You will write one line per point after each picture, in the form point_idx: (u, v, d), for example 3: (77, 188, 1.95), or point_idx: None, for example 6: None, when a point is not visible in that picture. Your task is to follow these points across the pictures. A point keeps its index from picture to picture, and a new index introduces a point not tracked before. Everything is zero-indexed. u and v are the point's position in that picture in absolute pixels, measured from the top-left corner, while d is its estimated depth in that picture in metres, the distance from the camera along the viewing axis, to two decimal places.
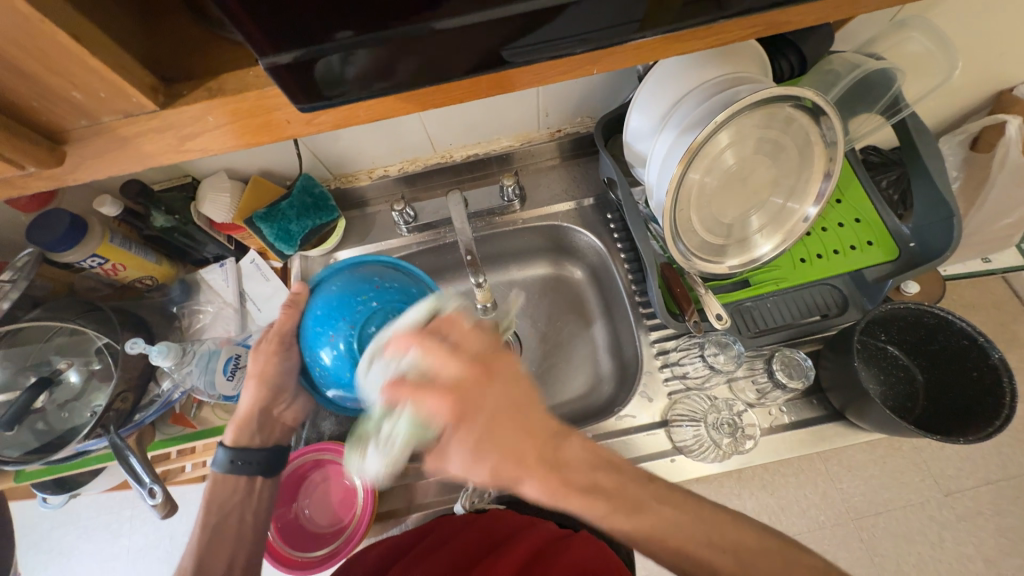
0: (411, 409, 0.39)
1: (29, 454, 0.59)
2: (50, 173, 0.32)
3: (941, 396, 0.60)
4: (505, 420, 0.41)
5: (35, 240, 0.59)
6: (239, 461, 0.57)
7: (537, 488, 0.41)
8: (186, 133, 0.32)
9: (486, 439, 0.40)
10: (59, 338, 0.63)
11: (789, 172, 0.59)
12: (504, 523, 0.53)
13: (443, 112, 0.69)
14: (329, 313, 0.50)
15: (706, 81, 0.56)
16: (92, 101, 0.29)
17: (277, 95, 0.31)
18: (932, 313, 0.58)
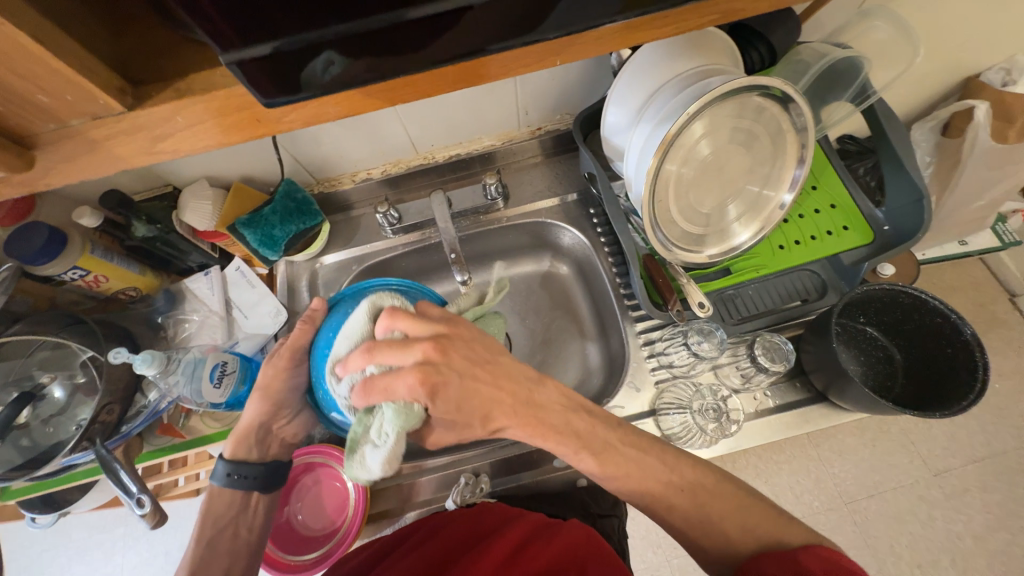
0: (389, 404, 0.41)
1: (13, 471, 0.58)
2: (21, 178, 0.32)
3: (919, 374, 0.62)
4: (478, 381, 0.47)
5: (13, 254, 0.59)
6: (236, 475, 0.57)
7: (519, 431, 0.49)
8: (157, 133, 0.32)
9: (465, 401, 0.46)
10: (41, 353, 0.63)
11: (763, 161, 0.60)
12: (493, 513, 0.53)
13: (422, 114, 0.69)
14: (339, 338, 0.46)
15: (679, 73, 0.58)
16: (59, 104, 0.29)
17: (247, 95, 0.31)
18: (907, 294, 0.59)
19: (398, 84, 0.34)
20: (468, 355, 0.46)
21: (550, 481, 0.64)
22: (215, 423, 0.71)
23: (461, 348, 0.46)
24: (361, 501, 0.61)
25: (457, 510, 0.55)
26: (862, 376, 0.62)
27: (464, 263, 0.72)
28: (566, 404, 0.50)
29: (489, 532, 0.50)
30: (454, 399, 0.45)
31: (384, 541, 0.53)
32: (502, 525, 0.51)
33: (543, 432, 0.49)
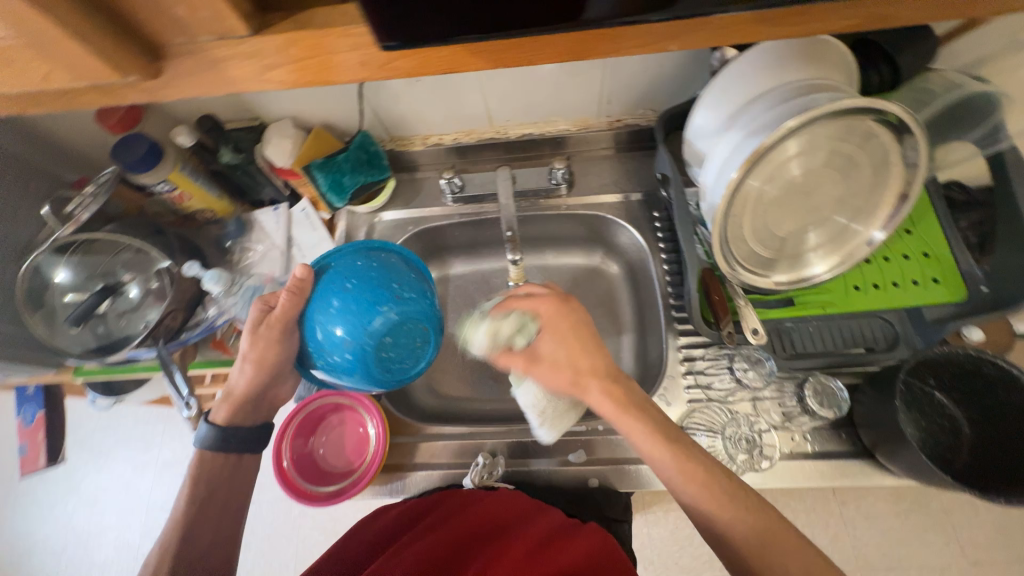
0: (517, 306, 0.55)
1: (88, 352, 0.66)
2: (147, 85, 0.35)
3: (987, 454, 0.56)
4: (583, 331, 0.54)
5: (118, 159, 0.65)
6: (228, 437, 0.60)
7: (601, 394, 0.52)
8: (269, 62, 0.33)
9: (569, 337, 0.53)
10: (125, 255, 0.69)
11: (859, 192, 0.55)
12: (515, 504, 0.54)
13: (503, 86, 0.69)
14: (357, 291, 0.52)
15: (784, 83, 0.54)
16: (192, 19, 0.31)
17: (368, 41, 0.33)
18: (994, 364, 0.54)
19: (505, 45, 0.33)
20: (578, 318, 0.54)
21: (562, 474, 0.64)
22: None
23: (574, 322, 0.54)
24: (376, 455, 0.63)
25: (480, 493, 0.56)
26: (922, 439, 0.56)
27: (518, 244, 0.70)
28: (615, 373, 0.53)
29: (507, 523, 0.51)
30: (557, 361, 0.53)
31: (404, 510, 0.57)
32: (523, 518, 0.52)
33: (625, 402, 0.51)
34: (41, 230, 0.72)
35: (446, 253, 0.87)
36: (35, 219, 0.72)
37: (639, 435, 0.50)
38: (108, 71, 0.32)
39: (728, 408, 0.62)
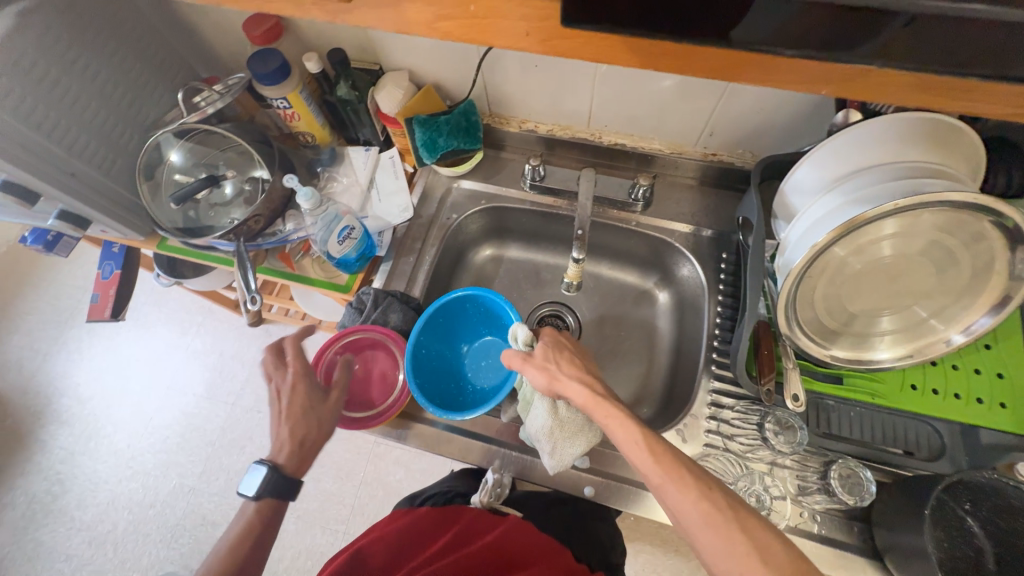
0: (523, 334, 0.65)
1: (175, 230, 0.72)
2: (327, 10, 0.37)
3: None
4: (549, 364, 0.60)
5: (253, 68, 0.70)
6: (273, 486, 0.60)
7: (583, 397, 0.56)
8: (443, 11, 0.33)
9: (542, 360, 0.60)
10: (231, 154, 0.77)
11: (949, 291, 0.53)
12: (519, 535, 0.65)
13: (614, 92, 0.70)
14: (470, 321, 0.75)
15: (902, 162, 0.52)
16: None
17: (547, 18, 0.32)
18: None
19: (667, 52, 0.33)
20: (544, 358, 0.61)
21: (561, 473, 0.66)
22: (319, 271, 0.79)
23: (548, 353, 0.62)
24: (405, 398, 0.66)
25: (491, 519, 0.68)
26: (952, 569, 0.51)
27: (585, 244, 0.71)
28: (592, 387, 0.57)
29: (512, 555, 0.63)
30: (542, 371, 0.59)
31: (421, 516, 0.68)
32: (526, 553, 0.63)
33: (602, 405, 0.55)
34: (168, 112, 0.79)
35: (506, 236, 0.89)
36: (166, 101, 0.79)
37: (612, 431, 0.53)
38: None
39: (745, 464, 0.61)
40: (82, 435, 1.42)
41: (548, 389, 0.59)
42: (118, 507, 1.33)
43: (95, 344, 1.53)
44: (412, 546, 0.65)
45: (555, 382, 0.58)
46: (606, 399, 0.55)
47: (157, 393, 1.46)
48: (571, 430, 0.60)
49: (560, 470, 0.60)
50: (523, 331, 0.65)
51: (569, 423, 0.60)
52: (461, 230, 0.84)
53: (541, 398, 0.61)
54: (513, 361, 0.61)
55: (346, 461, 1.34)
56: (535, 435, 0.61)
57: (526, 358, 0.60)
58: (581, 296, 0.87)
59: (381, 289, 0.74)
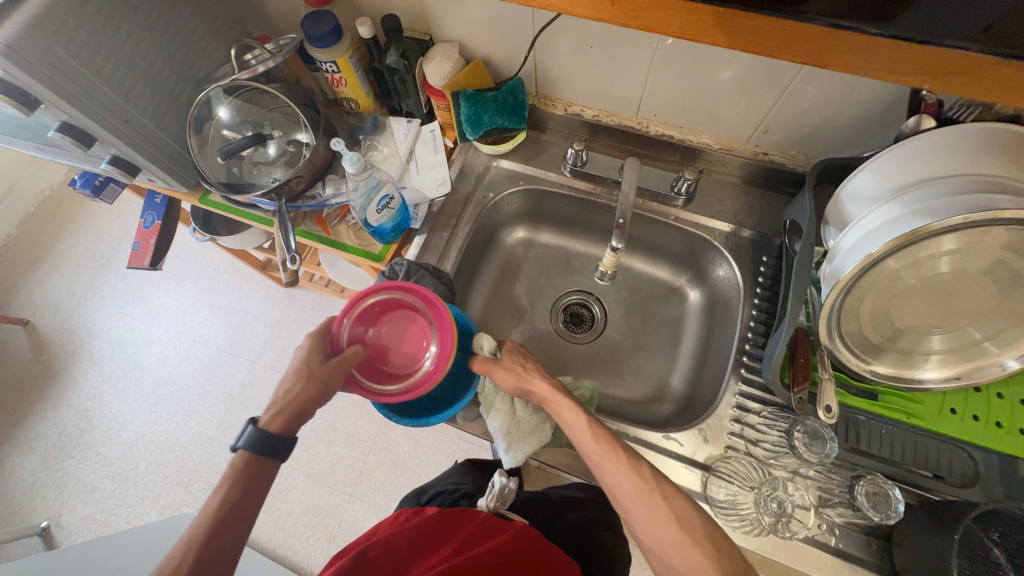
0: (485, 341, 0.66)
1: (220, 184, 0.74)
2: None
3: None
4: (514, 363, 0.65)
5: (306, 29, 0.70)
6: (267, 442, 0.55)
7: (544, 389, 0.62)
8: None
9: (507, 361, 0.64)
10: (278, 114, 0.78)
11: (1008, 315, 0.51)
12: (528, 538, 0.68)
13: (668, 79, 0.68)
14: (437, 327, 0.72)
15: (976, 175, 0.49)
16: None
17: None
18: None
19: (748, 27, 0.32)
20: (511, 359, 0.65)
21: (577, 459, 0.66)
22: (353, 238, 0.80)
23: (516, 357, 0.66)
24: (439, 370, 0.64)
25: (499, 524, 0.70)
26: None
27: (625, 234, 0.70)
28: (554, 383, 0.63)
29: (522, 553, 0.65)
30: (510, 373, 0.63)
31: (432, 520, 0.71)
32: (534, 553, 0.66)
33: (560, 398, 0.61)
34: (219, 67, 0.80)
35: (540, 220, 0.88)
36: (218, 56, 0.80)
37: (565, 418, 0.60)
38: None
39: (766, 469, 0.60)
40: (111, 377, 1.48)
41: (516, 389, 0.63)
42: (141, 448, 1.39)
43: (127, 291, 1.59)
44: (419, 548, 0.66)
45: (521, 382, 0.63)
46: (565, 394, 0.61)
47: (182, 344, 1.51)
48: (524, 428, 0.64)
49: (514, 466, 0.64)
50: (489, 344, 0.65)
51: (524, 421, 0.64)
52: (495, 210, 0.83)
53: (501, 399, 0.65)
54: (482, 366, 0.64)
55: (358, 427, 1.38)
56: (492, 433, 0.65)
57: (495, 363, 0.64)
58: (610, 287, 0.87)
59: (413, 261, 0.74)
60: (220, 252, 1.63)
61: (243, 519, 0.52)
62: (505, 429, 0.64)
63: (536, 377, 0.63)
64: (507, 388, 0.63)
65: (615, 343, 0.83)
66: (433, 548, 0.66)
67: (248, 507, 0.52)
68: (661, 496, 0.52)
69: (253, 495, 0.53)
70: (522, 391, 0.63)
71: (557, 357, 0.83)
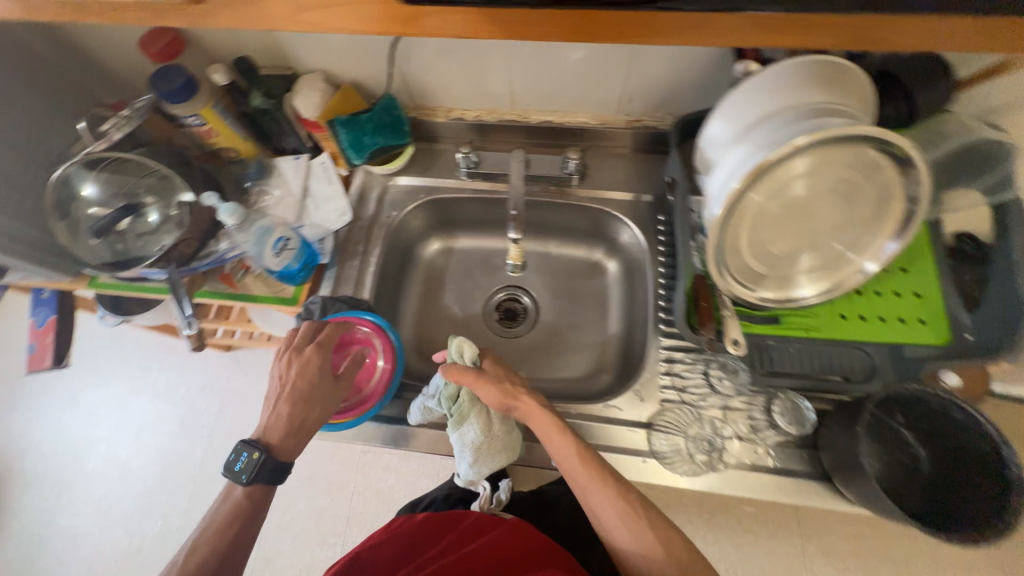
0: (468, 347, 0.66)
1: (103, 265, 0.70)
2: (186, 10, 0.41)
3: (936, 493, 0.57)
4: (498, 377, 0.65)
5: (156, 88, 0.67)
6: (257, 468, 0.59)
7: (528, 399, 0.63)
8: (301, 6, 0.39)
9: (490, 375, 0.64)
10: (150, 179, 0.74)
11: (858, 223, 0.56)
12: (531, 538, 0.66)
13: (530, 69, 0.70)
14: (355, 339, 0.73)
15: (800, 106, 0.54)
16: None
17: None
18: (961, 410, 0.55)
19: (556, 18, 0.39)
20: (495, 374, 0.65)
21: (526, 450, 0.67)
22: (264, 287, 0.76)
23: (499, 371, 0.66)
24: (381, 390, 0.67)
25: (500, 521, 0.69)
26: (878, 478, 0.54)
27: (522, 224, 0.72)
28: (541, 396, 0.64)
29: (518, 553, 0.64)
30: (492, 389, 0.63)
31: (425, 519, 0.70)
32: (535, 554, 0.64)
33: (546, 412, 0.62)
34: (74, 144, 0.75)
35: (453, 227, 0.89)
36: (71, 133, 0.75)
37: (547, 430, 0.61)
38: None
39: (698, 412, 0.64)
40: (52, 494, 1.36)
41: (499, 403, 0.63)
42: (103, 559, 1.28)
43: (49, 399, 1.46)
44: (418, 544, 0.67)
45: (508, 398, 0.63)
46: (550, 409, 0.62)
47: (126, 438, 1.41)
48: (495, 446, 0.64)
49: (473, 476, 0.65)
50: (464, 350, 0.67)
51: (500, 439, 0.64)
52: (403, 226, 0.83)
53: (478, 413, 0.64)
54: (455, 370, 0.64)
55: (334, 474, 1.33)
56: (456, 446, 0.64)
57: (478, 377, 0.63)
58: (534, 276, 0.89)
59: (328, 296, 0.74)
60: (144, 334, 1.53)
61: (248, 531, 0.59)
62: (475, 443, 0.63)
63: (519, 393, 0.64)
64: (492, 400, 0.63)
65: (550, 327, 0.85)
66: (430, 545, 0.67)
67: (251, 527, 0.59)
68: (623, 495, 0.58)
69: (256, 508, 0.60)
70: (505, 406, 0.63)
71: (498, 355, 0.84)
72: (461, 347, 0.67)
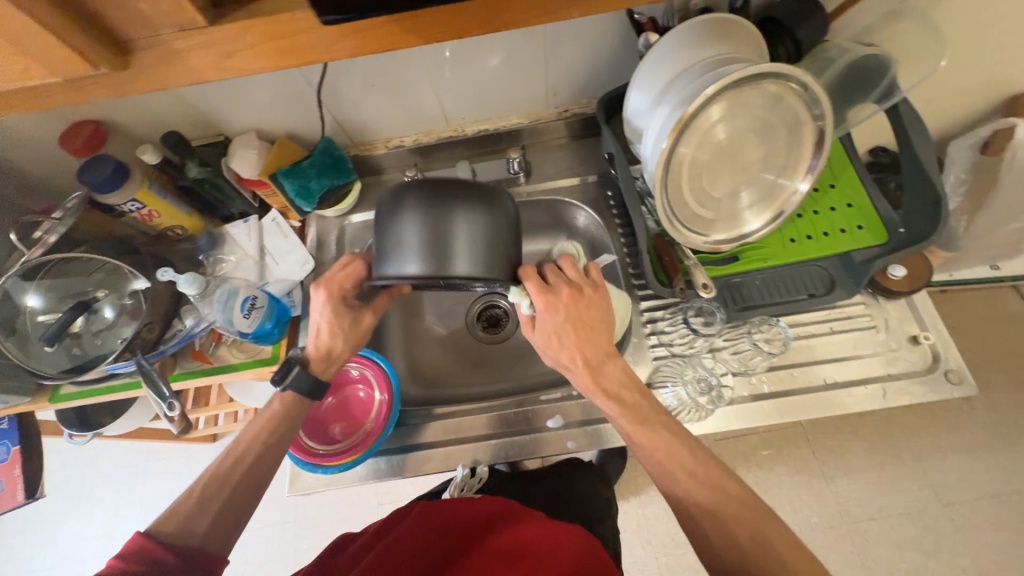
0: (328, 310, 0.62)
1: (62, 372, 0.65)
2: (113, 80, 0.34)
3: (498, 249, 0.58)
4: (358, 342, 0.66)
5: (86, 181, 0.66)
6: (274, 439, 0.58)
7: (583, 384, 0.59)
8: (229, 50, 0.34)
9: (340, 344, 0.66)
10: (99, 274, 0.69)
11: (780, 152, 0.62)
12: (577, 542, 0.51)
13: (455, 82, 0.73)
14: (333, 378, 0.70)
15: (702, 61, 0.58)
16: (155, 13, 0.31)
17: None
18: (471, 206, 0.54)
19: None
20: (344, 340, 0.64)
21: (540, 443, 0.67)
22: (241, 355, 0.74)
23: (350, 334, 0.64)
24: (384, 418, 0.66)
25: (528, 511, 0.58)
26: (517, 228, 0.58)
27: None
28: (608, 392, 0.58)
29: (542, 544, 0.50)
30: (552, 341, 0.59)
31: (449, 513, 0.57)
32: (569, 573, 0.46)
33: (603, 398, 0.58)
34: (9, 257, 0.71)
35: None
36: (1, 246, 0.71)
37: (657, 442, 0.55)
38: (78, 65, 0.32)
39: (689, 360, 0.67)
40: None
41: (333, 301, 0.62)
42: None
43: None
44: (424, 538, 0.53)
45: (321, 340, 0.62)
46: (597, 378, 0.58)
47: (93, 554, 1.19)
48: None
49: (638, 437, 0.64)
50: (525, 295, 0.58)
51: None
52: None
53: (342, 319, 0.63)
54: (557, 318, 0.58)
55: (325, 521, 1.12)
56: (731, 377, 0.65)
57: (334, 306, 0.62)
58: None
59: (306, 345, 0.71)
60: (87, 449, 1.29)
61: (279, 443, 0.58)
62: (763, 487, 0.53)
63: (572, 297, 0.58)
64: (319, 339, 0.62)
65: None
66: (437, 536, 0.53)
67: (254, 487, 0.56)
68: (668, 437, 0.55)
69: (251, 491, 0.55)
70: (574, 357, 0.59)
71: (494, 365, 0.84)
72: (522, 296, 0.58)
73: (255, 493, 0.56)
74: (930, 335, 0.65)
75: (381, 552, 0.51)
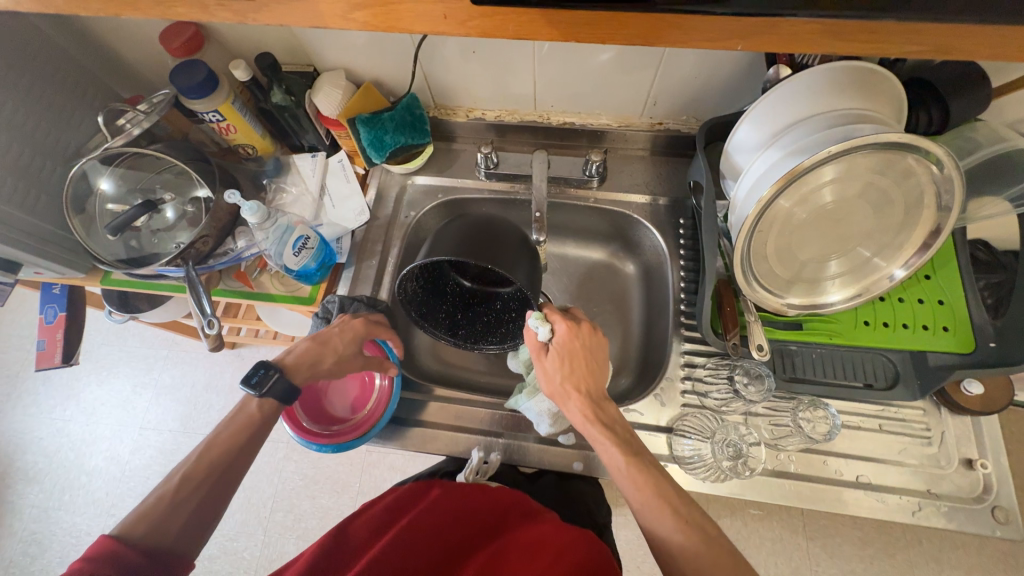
0: None
1: (118, 261, 0.67)
2: (240, 7, 0.34)
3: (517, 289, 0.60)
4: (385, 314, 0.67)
5: (176, 82, 0.66)
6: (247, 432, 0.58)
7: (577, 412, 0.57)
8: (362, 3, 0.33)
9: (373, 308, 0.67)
10: (167, 175, 0.71)
11: (886, 230, 0.56)
12: (581, 546, 0.47)
13: (553, 68, 0.69)
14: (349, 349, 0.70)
15: (833, 111, 0.52)
16: None
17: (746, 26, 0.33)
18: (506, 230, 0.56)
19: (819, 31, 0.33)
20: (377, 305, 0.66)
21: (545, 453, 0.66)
22: (279, 286, 0.75)
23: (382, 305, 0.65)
24: (382, 404, 0.66)
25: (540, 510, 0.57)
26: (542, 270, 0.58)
27: (545, 226, 0.69)
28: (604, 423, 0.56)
29: (553, 551, 0.47)
30: (563, 365, 0.58)
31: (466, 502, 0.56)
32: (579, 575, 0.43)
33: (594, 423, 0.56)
34: (92, 138, 0.73)
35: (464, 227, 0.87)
36: (87, 125, 0.73)
37: (648, 479, 0.51)
38: None
39: (721, 418, 0.64)
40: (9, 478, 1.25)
41: None
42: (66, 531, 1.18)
43: (23, 390, 1.33)
44: (432, 533, 0.51)
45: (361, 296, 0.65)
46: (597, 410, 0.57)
47: (103, 422, 1.27)
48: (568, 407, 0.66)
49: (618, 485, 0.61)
50: (546, 323, 0.57)
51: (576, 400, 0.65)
52: (422, 226, 0.82)
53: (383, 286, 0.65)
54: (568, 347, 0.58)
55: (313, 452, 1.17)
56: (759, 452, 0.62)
57: None
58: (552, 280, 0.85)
59: (346, 295, 0.73)
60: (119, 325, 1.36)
61: (252, 445, 0.59)
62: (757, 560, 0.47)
63: (590, 332, 0.60)
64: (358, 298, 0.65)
65: None
66: (447, 534, 0.52)
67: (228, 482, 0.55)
68: (654, 474, 0.52)
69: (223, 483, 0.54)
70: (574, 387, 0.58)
71: None
72: (542, 323, 0.57)
73: (228, 488, 0.55)
74: (987, 464, 0.60)
75: (396, 536, 0.50)
